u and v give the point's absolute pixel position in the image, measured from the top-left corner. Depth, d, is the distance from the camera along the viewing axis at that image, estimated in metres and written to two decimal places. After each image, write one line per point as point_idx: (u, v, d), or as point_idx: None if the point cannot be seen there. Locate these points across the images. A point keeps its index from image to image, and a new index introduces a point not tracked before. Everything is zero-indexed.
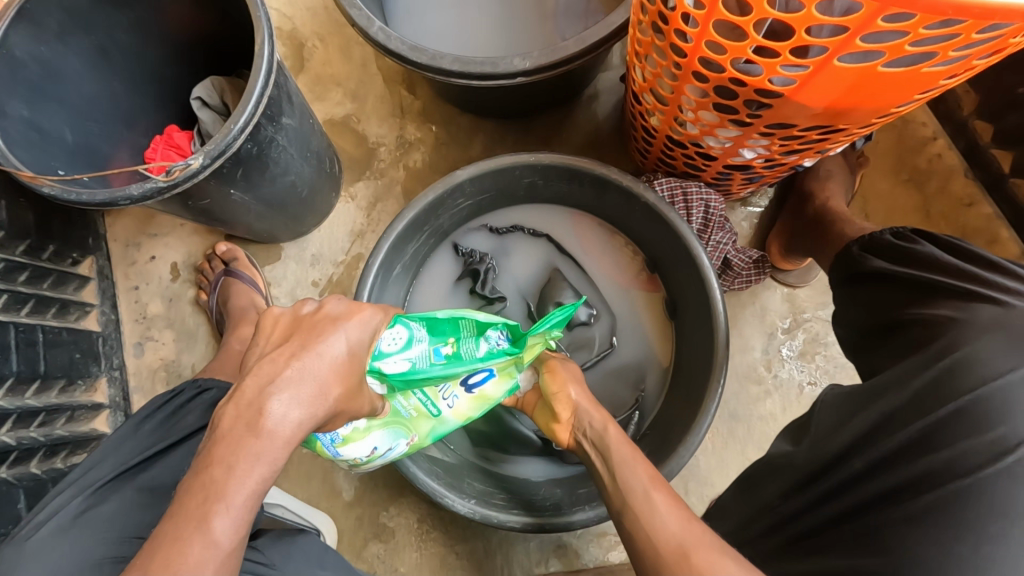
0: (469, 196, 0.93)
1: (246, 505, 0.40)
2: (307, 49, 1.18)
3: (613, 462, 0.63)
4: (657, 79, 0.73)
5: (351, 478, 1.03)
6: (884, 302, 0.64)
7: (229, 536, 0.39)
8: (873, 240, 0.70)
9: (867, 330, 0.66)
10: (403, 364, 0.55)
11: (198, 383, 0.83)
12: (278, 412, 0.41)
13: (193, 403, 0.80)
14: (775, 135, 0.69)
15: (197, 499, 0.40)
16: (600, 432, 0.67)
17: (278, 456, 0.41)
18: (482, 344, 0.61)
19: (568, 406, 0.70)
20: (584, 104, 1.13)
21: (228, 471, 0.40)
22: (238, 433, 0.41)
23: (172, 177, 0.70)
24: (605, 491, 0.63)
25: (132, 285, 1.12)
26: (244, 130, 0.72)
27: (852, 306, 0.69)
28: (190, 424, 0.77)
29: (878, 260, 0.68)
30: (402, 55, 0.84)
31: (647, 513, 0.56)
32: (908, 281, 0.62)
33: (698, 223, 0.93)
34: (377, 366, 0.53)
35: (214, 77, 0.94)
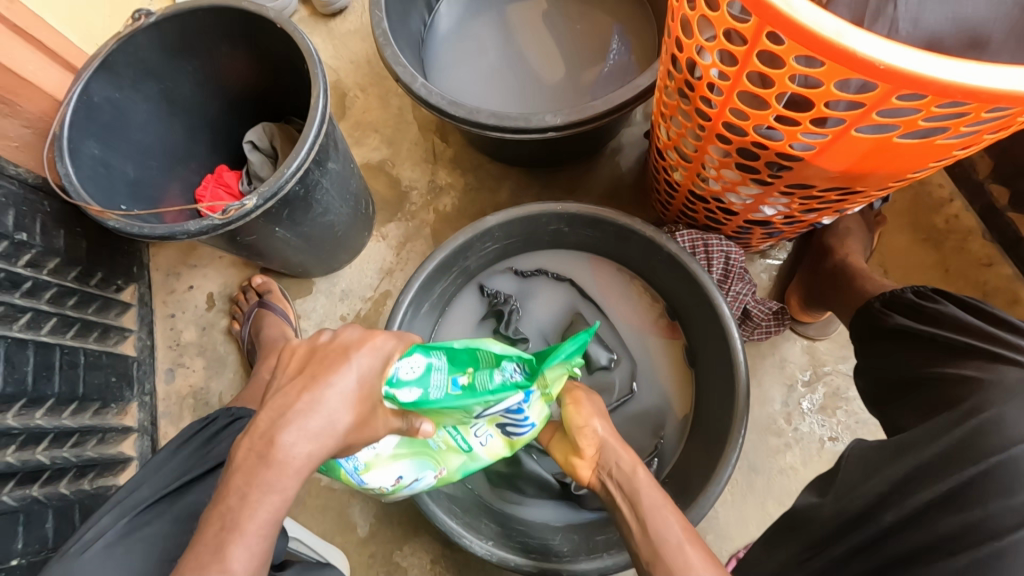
0: (497, 240, 0.98)
1: (258, 533, 0.44)
2: (349, 99, 1.27)
3: (642, 507, 0.63)
4: (682, 139, 0.78)
5: (367, 514, 1.03)
6: (913, 358, 0.65)
7: (241, 563, 0.43)
8: (893, 298, 0.72)
9: (888, 384, 0.67)
10: (416, 393, 0.51)
11: (230, 412, 0.85)
12: (287, 443, 0.46)
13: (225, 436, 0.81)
14: (795, 195, 0.72)
15: (216, 527, 0.45)
16: (625, 474, 0.66)
17: (288, 487, 0.46)
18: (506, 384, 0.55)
19: (595, 443, 0.69)
20: (608, 156, 1.19)
21: (242, 499, 0.45)
22: (252, 462, 0.46)
23: (227, 216, 0.74)
24: (631, 536, 0.63)
25: (169, 312, 1.17)
26: (295, 173, 0.77)
27: (877, 360, 0.70)
28: (219, 453, 0.79)
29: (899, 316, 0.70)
30: (441, 109, 0.90)
31: (679, 567, 0.57)
32: (929, 340, 0.64)
33: (718, 274, 0.96)
34: (390, 393, 0.50)
35: (266, 123, 1.01)
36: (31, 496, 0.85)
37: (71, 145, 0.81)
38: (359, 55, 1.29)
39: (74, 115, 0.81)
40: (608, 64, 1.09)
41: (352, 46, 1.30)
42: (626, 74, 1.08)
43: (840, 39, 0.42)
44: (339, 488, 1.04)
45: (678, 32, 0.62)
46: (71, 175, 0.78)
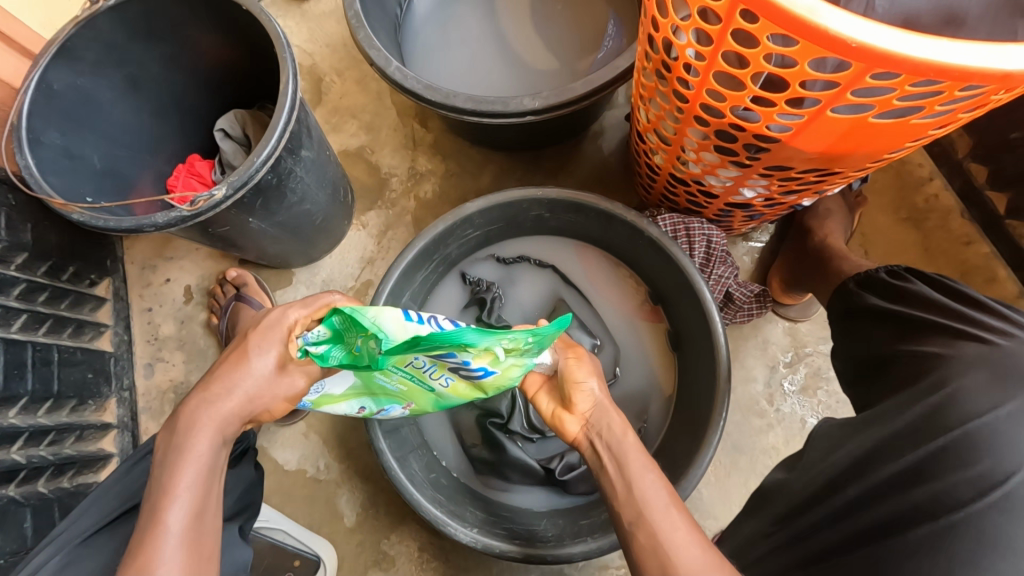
0: (478, 227, 0.97)
1: (186, 494, 0.53)
2: (325, 84, 1.24)
3: (630, 469, 0.59)
4: (661, 121, 0.77)
5: (353, 504, 1.03)
6: (884, 337, 0.65)
7: (174, 518, 0.51)
8: (868, 276, 0.72)
9: (858, 364, 0.68)
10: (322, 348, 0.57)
11: None
12: (195, 410, 0.58)
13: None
14: (774, 177, 0.72)
15: (152, 496, 0.53)
16: (612, 433, 0.62)
17: (201, 449, 0.56)
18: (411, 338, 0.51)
19: (588, 400, 0.65)
20: (589, 139, 1.17)
21: (163, 466, 0.55)
22: (169, 434, 0.57)
23: (197, 207, 0.72)
24: (614, 497, 0.58)
25: (146, 306, 1.15)
26: (266, 162, 0.75)
27: (846, 337, 0.71)
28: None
29: (867, 296, 0.70)
30: (417, 93, 0.88)
31: (667, 530, 0.53)
32: (894, 317, 0.65)
33: (700, 258, 0.96)
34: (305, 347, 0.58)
35: (237, 110, 0.98)
36: (7, 496, 0.83)
37: (31, 135, 0.78)
38: (334, 38, 1.26)
39: (34, 103, 0.78)
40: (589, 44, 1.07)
41: (327, 28, 1.26)
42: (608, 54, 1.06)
43: (811, 16, 0.41)
44: (325, 478, 1.04)
45: (653, 11, 0.61)
46: (32, 167, 0.75)
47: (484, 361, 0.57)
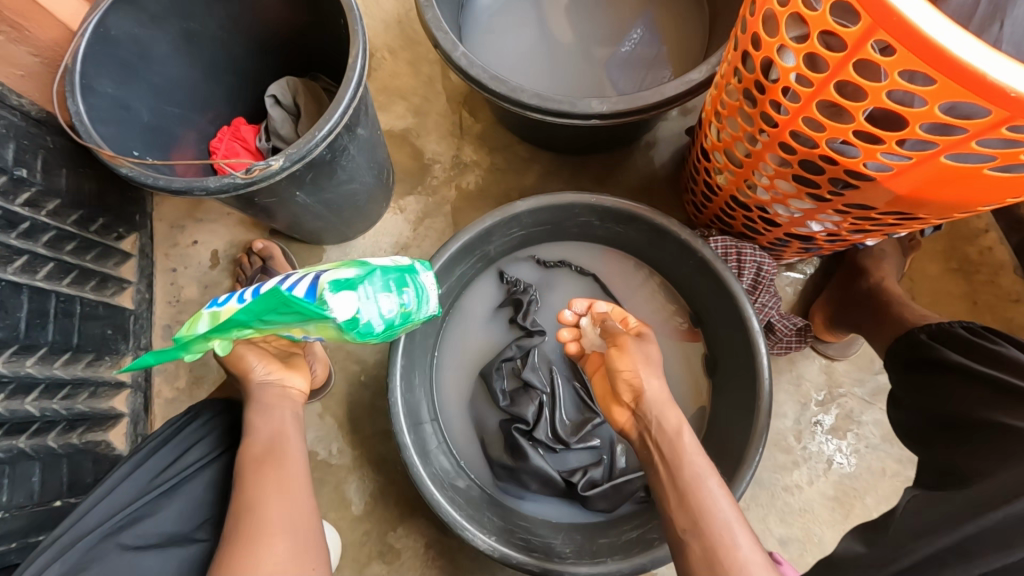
0: (524, 226, 0.94)
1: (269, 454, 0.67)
2: (376, 60, 1.20)
3: (682, 471, 0.59)
4: (736, 142, 0.74)
5: (363, 492, 1.01)
6: (960, 397, 0.61)
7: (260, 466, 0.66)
8: (942, 330, 0.70)
9: (926, 419, 0.65)
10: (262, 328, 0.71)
11: (210, 406, 0.77)
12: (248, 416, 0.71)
13: (202, 435, 0.73)
14: (850, 214, 0.69)
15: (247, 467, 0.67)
16: (661, 429, 0.63)
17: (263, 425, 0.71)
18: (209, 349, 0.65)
19: (633, 392, 0.67)
20: (641, 150, 1.14)
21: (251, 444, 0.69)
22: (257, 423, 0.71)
23: (251, 175, 0.69)
24: (664, 495, 0.59)
25: (170, 267, 1.12)
26: (326, 137, 0.72)
27: (912, 391, 0.69)
28: (198, 459, 0.71)
29: (935, 349, 0.68)
30: (481, 83, 0.85)
31: (727, 544, 0.52)
32: (962, 370, 0.62)
33: (747, 283, 0.94)
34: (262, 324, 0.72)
35: (290, 77, 0.95)
36: (18, 448, 0.80)
37: (84, 81, 0.74)
38: (391, 14, 1.22)
39: (90, 47, 0.75)
40: (654, 55, 1.05)
41: (385, 3, 1.22)
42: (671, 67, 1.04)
43: (961, 57, 0.39)
44: (336, 463, 1.02)
45: (758, 29, 0.58)
46: (83, 115, 0.72)
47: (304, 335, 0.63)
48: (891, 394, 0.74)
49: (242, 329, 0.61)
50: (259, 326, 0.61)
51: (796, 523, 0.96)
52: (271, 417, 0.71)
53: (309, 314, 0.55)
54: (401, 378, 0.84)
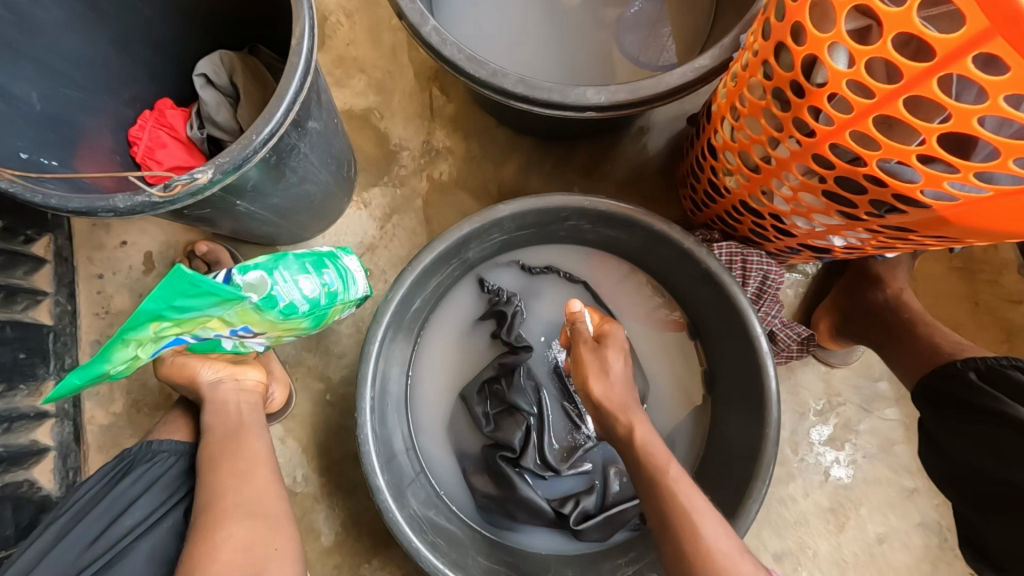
0: (507, 231, 0.83)
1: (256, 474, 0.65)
2: (330, 25, 1.03)
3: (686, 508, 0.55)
4: (755, 146, 0.64)
5: (332, 522, 0.92)
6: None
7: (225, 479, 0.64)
8: (989, 367, 0.66)
9: (976, 471, 0.63)
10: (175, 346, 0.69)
11: (148, 447, 0.69)
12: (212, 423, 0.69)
13: (141, 487, 0.65)
14: (882, 234, 0.61)
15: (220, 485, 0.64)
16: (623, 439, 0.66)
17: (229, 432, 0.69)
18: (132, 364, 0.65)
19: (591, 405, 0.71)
20: (634, 136, 1.03)
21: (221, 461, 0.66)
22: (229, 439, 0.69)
23: (171, 193, 0.54)
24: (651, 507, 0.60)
25: (96, 273, 0.97)
26: (267, 141, 0.58)
27: (961, 440, 0.65)
28: (134, 519, 0.62)
29: (987, 394, 0.64)
30: (456, 65, 0.72)
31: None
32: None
33: (752, 292, 0.86)
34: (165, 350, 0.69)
35: (223, 51, 0.79)
36: None
37: None
38: None
39: None
40: (654, 24, 0.92)
41: None
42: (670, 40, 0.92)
43: None
44: (300, 491, 0.92)
45: (803, 18, 0.47)
46: None
47: (224, 326, 0.67)
48: (929, 433, 0.71)
49: (157, 325, 0.61)
50: (176, 318, 0.62)
51: (791, 538, 0.93)
52: (226, 413, 0.70)
53: (223, 294, 0.61)
54: (370, 411, 0.74)
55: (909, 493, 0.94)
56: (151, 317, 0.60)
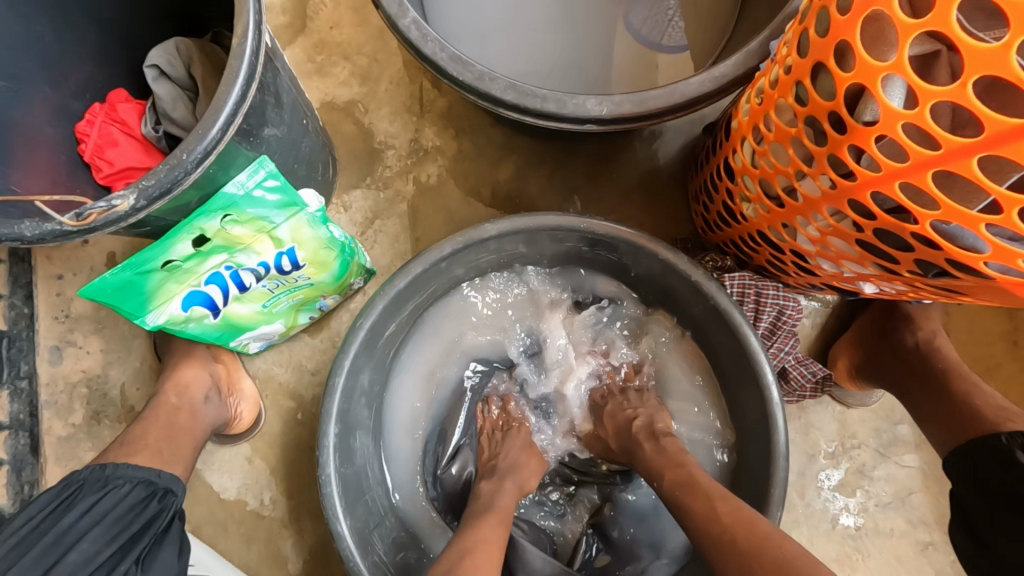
0: (495, 251, 0.75)
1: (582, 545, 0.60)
2: (312, 5, 0.93)
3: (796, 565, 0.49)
4: (780, 177, 0.54)
5: (301, 549, 0.87)
6: None
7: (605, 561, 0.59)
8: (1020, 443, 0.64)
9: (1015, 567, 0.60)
10: (201, 312, 0.67)
11: (103, 470, 0.61)
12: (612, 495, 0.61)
13: (89, 523, 0.56)
14: (924, 292, 0.52)
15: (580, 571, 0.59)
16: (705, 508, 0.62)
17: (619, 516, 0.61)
18: (169, 262, 0.59)
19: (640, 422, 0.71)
20: (644, 141, 0.92)
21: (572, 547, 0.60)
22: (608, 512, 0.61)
23: (85, 221, 0.48)
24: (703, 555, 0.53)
25: (55, 273, 0.90)
26: (203, 160, 0.50)
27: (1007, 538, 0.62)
28: (77, 562, 0.54)
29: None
30: (437, 65, 0.62)
31: None
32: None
33: (764, 327, 0.77)
34: (188, 324, 0.68)
35: (179, 39, 0.70)
36: None
37: None
38: None
39: None
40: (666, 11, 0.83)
41: None
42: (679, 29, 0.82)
43: None
44: (268, 515, 0.87)
45: (851, 38, 0.37)
46: None
47: (269, 248, 0.65)
48: (969, 515, 0.67)
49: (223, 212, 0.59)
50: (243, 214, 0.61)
51: None
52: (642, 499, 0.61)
53: (289, 191, 0.62)
54: (334, 450, 0.67)
55: (924, 547, 0.87)
56: (224, 202, 0.58)
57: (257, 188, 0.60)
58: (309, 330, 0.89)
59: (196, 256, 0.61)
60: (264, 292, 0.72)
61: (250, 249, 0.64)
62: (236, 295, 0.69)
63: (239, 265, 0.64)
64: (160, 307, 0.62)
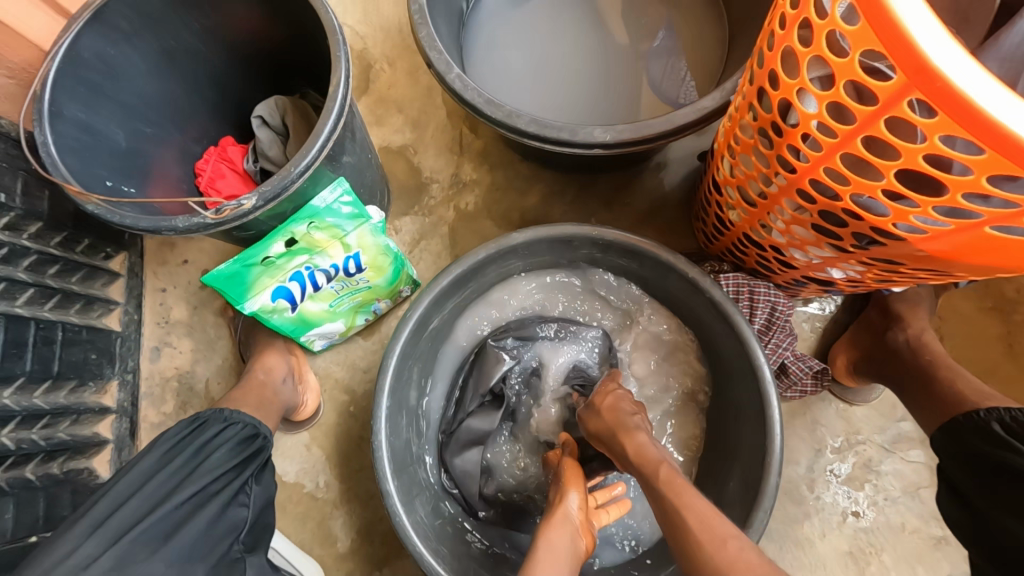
0: (522, 257, 0.89)
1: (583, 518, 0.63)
2: (374, 71, 1.15)
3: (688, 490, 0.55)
4: (749, 179, 0.67)
5: (349, 528, 0.97)
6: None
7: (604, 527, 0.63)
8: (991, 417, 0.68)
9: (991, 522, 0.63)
10: (285, 304, 0.83)
11: (224, 414, 0.71)
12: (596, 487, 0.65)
13: (221, 441, 0.67)
14: (875, 267, 0.62)
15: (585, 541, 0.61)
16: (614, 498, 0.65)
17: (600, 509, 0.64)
18: (266, 258, 0.75)
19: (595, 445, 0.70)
20: (651, 171, 1.07)
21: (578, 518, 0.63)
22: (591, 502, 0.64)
23: (222, 215, 0.66)
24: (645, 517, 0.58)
25: (160, 286, 1.09)
26: (304, 172, 0.68)
27: (991, 499, 0.63)
28: (220, 462, 0.65)
29: (1009, 447, 0.63)
30: (475, 107, 0.79)
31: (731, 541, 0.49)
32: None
33: (760, 323, 0.87)
34: (274, 315, 0.83)
35: (278, 96, 0.91)
36: None
37: (54, 107, 0.71)
38: (390, 22, 1.17)
39: (59, 71, 0.72)
40: (667, 57, 0.99)
41: (384, 11, 1.17)
42: (677, 75, 0.99)
43: (1017, 131, 0.33)
44: (322, 496, 0.98)
45: (775, 66, 0.52)
46: (50, 145, 0.69)
47: (340, 252, 0.81)
48: (953, 484, 0.70)
49: (308, 220, 0.76)
50: (323, 223, 0.77)
51: None
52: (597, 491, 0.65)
53: (359, 205, 0.78)
54: (385, 420, 0.79)
55: (937, 541, 0.90)
56: (310, 212, 0.75)
57: (336, 202, 0.77)
58: (363, 333, 1.03)
59: (287, 254, 0.77)
60: (332, 292, 0.87)
61: (326, 252, 0.79)
62: (311, 292, 0.84)
63: (317, 266, 0.80)
64: (255, 296, 0.79)
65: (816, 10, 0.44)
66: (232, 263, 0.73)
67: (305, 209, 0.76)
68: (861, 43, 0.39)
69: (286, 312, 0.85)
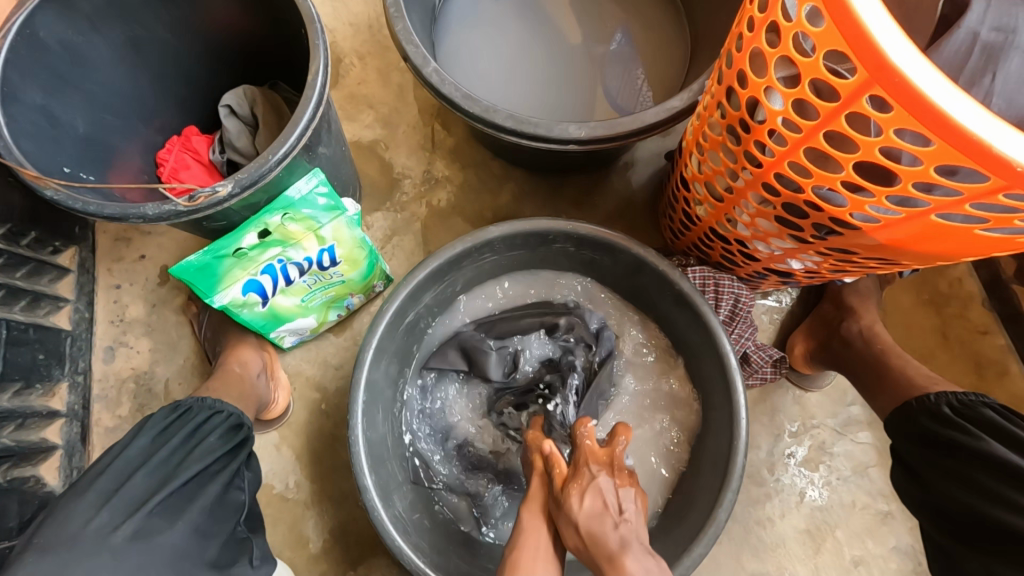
0: (498, 252, 0.90)
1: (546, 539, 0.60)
2: (344, 66, 1.14)
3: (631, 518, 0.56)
4: (716, 175, 0.71)
5: (321, 529, 0.95)
6: (985, 476, 0.64)
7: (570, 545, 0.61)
8: (938, 403, 0.74)
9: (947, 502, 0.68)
10: (255, 297, 0.81)
11: (209, 401, 0.73)
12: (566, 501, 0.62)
13: (211, 427, 0.69)
14: (831, 257, 0.67)
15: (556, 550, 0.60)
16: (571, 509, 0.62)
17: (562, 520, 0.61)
18: (238, 250, 0.73)
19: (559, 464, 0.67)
20: (619, 171, 1.11)
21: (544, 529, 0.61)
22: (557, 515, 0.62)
23: (195, 203, 0.65)
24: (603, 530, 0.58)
25: (114, 283, 1.03)
26: (281, 161, 0.67)
27: (944, 475, 0.69)
28: (215, 447, 0.67)
29: (959, 427, 0.69)
30: (454, 101, 0.80)
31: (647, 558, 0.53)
32: (1003, 466, 0.63)
33: (724, 315, 0.92)
34: (242, 307, 0.81)
35: (247, 86, 0.89)
36: None
37: (7, 89, 0.67)
38: (360, 18, 1.16)
39: (13, 50, 0.67)
40: (628, 61, 1.03)
41: (354, 7, 1.16)
42: (635, 80, 1.02)
43: (965, 125, 0.38)
44: (292, 497, 0.96)
45: (743, 66, 0.55)
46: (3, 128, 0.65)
47: (314, 245, 0.79)
48: (907, 465, 0.75)
49: (283, 212, 0.74)
50: (297, 214, 0.75)
51: (768, 561, 0.95)
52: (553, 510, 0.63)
53: (335, 197, 0.77)
54: (361, 415, 0.78)
55: (884, 516, 0.97)
56: (284, 203, 0.73)
57: (312, 193, 0.75)
58: (334, 329, 1.02)
59: (260, 246, 0.75)
60: (304, 286, 0.85)
61: (299, 244, 0.78)
62: (282, 287, 0.83)
63: (289, 259, 0.79)
64: (225, 289, 0.76)
65: (782, 13, 0.48)
66: (201, 254, 0.71)
67: (278, 200, 0.74)
68: (826, 43, 0.43)
69: (256, 305, 0.82)
